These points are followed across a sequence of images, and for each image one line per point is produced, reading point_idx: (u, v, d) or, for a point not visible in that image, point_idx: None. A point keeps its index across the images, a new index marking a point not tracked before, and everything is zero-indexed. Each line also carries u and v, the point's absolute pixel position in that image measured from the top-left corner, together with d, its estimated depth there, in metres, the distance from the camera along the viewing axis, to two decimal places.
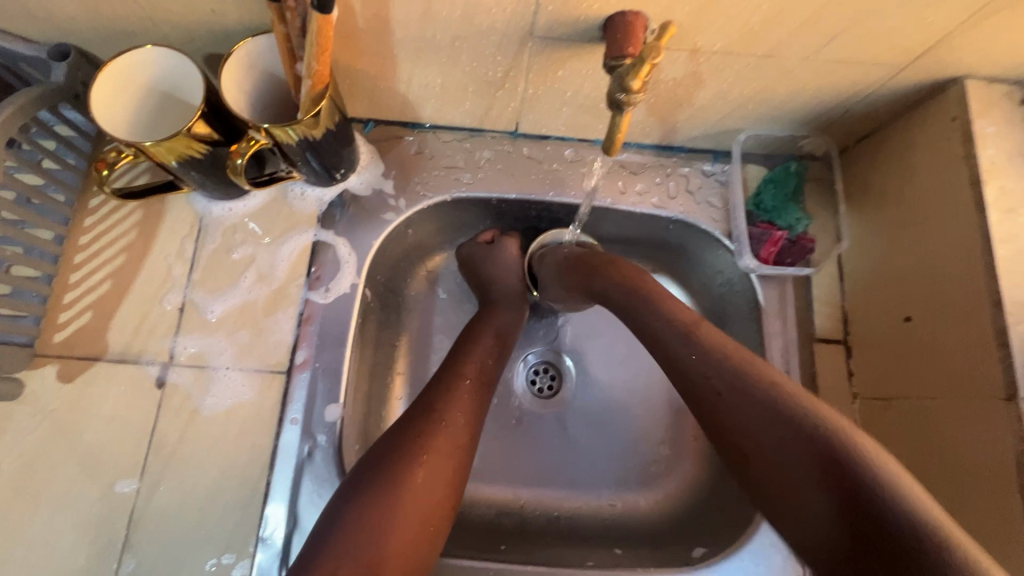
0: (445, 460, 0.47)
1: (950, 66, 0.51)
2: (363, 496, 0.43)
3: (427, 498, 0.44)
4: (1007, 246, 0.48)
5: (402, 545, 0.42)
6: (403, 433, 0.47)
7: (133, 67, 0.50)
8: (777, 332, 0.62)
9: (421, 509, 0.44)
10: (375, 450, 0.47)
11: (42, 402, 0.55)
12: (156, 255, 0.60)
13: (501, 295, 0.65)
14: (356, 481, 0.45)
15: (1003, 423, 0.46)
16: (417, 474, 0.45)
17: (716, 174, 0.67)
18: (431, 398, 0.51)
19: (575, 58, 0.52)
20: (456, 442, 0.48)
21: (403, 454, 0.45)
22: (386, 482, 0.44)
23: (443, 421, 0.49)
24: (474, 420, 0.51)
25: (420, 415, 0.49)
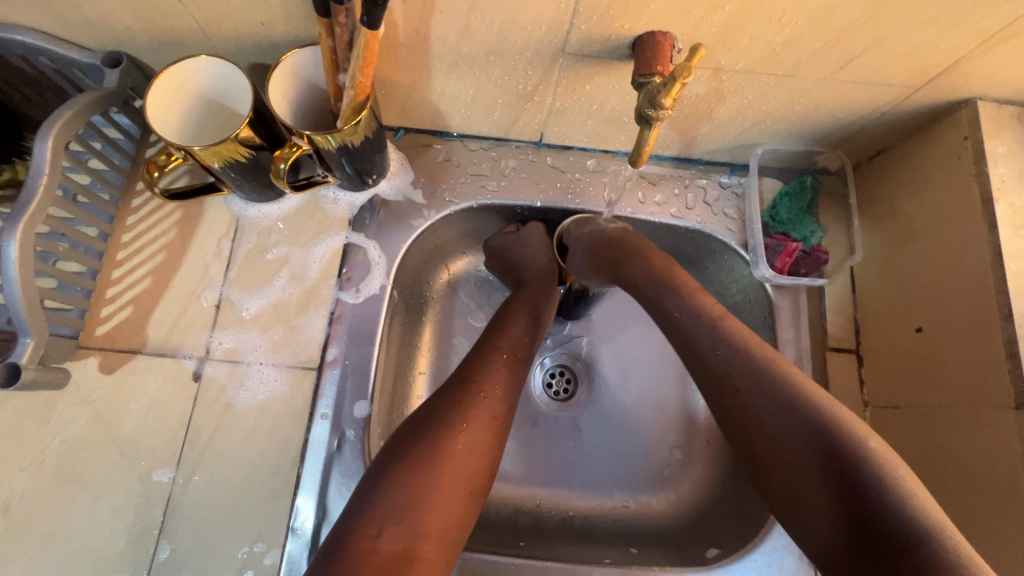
0: (484, 428, 0.50)
1: (963, 88, 0.53)
2: (408, 457, 0.46)
3: (467, 463, 0.47)
4: (1016, 260, 0.50)
5: (445, 506, 0.45)
6: (444, 401, 0.51)
7: (167, 90, 0.52)
8: (791, 340, 0.64)
9: (461, 473, 0.47)
10: (416, 416, 0.50)
11: (83, 392, 0.57)
12: (195, 253, 0.63)
13: (531, 275, 0.66)
14: (399, 443, 0.48)
15: (1011, 431, 0.48)
16: (458, 439, 0.48)
17: (732, 186, 0.69)
18: (470, 371, 0.54)
19: (603, 73, 0.54)
20: (492, 412, 0.51)
21: (445, 421, 0.49)
22: (430, 445, 0.47)
23: (481, 394, 0.51)
24: (510, 395, 0.54)
25: (458, 385, 0.52)
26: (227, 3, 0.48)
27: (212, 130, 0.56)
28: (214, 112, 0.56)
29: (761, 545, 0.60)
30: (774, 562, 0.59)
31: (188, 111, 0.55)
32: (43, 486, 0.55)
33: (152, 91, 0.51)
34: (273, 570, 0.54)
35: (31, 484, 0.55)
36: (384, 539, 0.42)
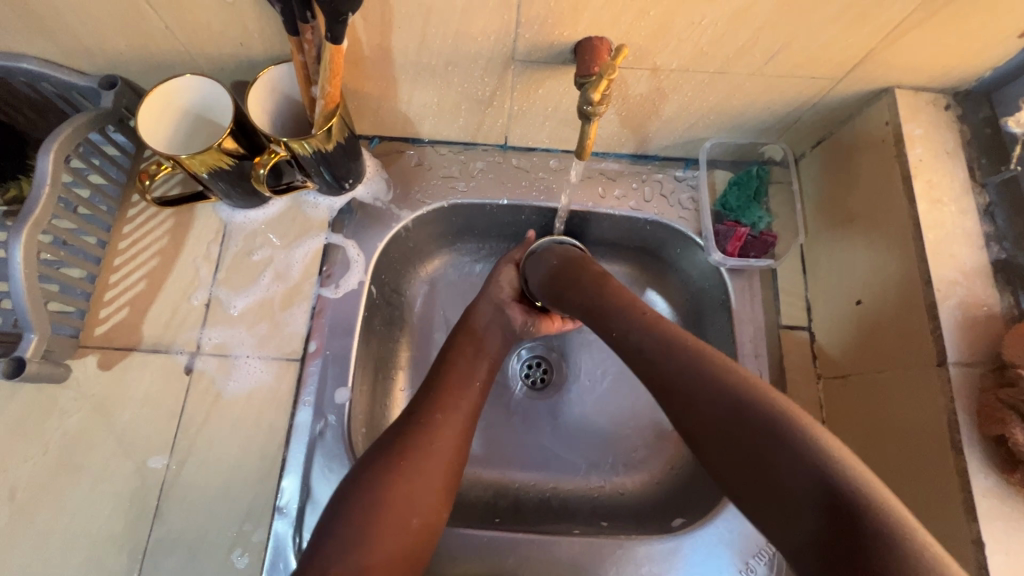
0: (438, 488, 0.52)
1: (881, 77, 0.58)
2: (363, 510, 0.49)
3: (415, 501, 0.51)
4: (935, 232, 0.54)
5: (387, 542, 0.48)
6: (408, 449, 0.53)
7: (150, 130, 0.58)
8: (745, 319, 0.68)
9: (410, 545, 0.50)
10: (377, 459, 0.52)
11: (83, 387, 0.62)
12: (186, 257, 0.68)
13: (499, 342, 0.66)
14: (360, 483, 0.51)
15: (935, 387, 0.51)
16: (413, 501, 0.51)
17: (687, 179, 0.74)
18: (428, 401, 0.57)
19: (552, 77, 0.60)
20: (450, 449, 0.55)
21: (396, 456, 0.52)
22: (385, 498, 0.50)
23: (437, 428, 0.55)
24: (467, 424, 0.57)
25: (418, 430, 0.54)
26: (209, 27, 0.54)
27: (197, 122, 0.61)
28: (190, 125, 0.61)
29: (721, 513, 0.63)
30: (734, 528, 0.63)
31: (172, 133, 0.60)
32: (46, 474, 0.59)
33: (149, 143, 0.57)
34: (261, 546, 0.58)
35: (35, 472, 0.59)
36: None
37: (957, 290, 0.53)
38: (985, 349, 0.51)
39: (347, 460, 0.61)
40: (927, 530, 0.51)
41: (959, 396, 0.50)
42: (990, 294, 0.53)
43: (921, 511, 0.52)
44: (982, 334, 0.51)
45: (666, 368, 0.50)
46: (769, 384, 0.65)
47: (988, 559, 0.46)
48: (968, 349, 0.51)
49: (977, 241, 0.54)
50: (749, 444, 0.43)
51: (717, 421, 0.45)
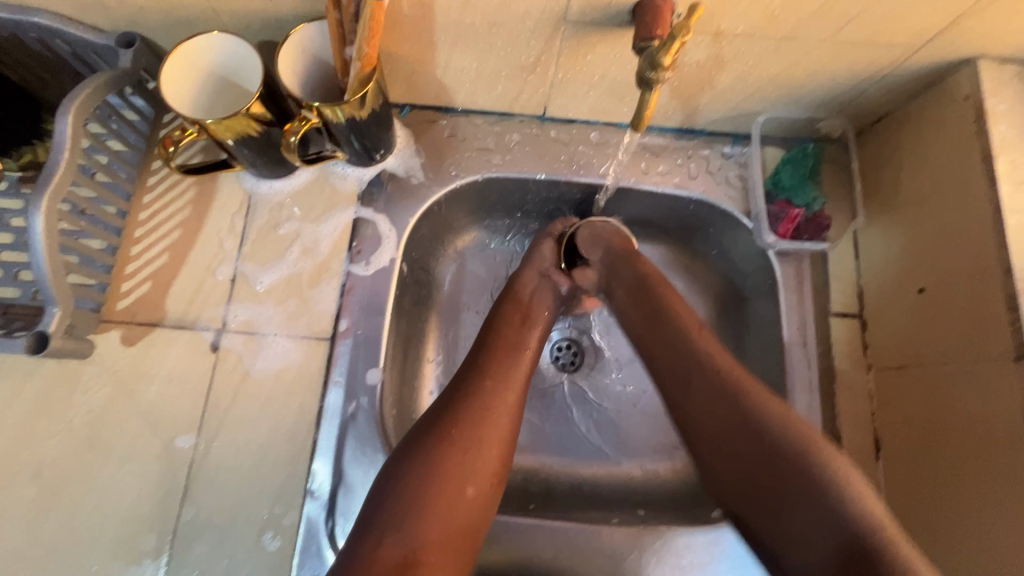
0: (492, 459, 0.50)
1: (964, 47, 0.53)
2: (419, 479, 0.46)
3: (468, 475, 0.48)
4: (1017, 217, 0.50)
5: (442, 519, 0.45)
6: (462, 416, 0.50)
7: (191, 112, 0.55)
8: (794, 305, 0.65)
9: (467, 518, 0.47)
10: (429, 426, 0.50)
11: (107, 363, 0.59)
12: (209, 229, 0.65)
13: (535, 308, 0.64)
14: (412, 449, 0.48)
15: (1012, 382, 0.48)
16: (468, 470, 0.48)
17: (735, 156, 0.70)
18: (476, 374, 0.54)
19: (605, 42, 0.55)
20: (503, 427, 0.51)
21: (445, 427, 0.49)
22: (442, 465, 0.47)
23: (484, 399, 0.52)
24: (519, 400, 0.54)
25: (466, 399, 0.52)
26: None
27: (198, 76, 0.55)
28: (199, 86, 0.56)
29: None
30: None
31: (196, 102, 0.56)
32: (71, 451, 0.57)
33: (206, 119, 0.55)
34: (293, 530, 0.56)
35: (60, 449, 0.57)
36: (384, 548, 0.43)
37: None
38: None
39: (380, 443, 0.59)
40: (992, 530, 0.49)
41: None
42: None
43: (987, 512, 0.50)
44: None
45: (697, 395, 0.53)
46: (818, 374, 0.63)
47: None
48: None
49: None
50: (768, 463, 0.47)
51: (723, 432, 0.50)
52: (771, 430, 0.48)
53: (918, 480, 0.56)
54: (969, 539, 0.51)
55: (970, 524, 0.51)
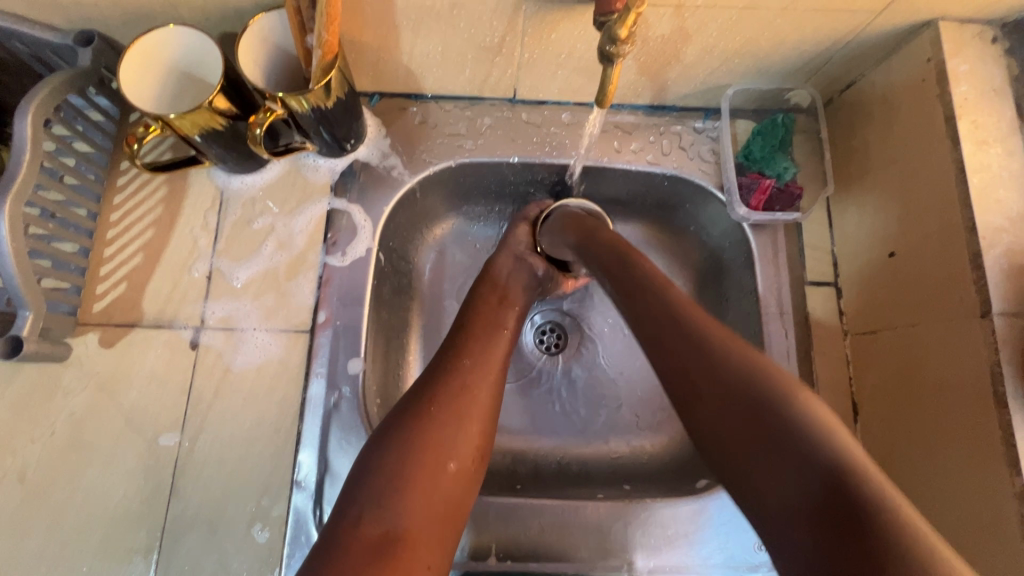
0: (473, 438, 0.50)
1: (925, 9, 0.53)
2: (399, 455, 0.46)
3: (448, 449, 0.48)
4: (980, 175, 0.51)
5: (422, 496, 0.45)
6: (441, 394, 0.51)
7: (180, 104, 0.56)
8: (770, 276, 0.66)
9: (451, 496, 0.47)
10: (408, 406, 0.50)
11: (86, 366, 0.59)
12: (183, 227, 0.64)
13: (512, 290, 0.65)
14: (390, 428, 0.48)
15: (978, 337, 0.49)
16: (450, 445, 0.48)
17: (707, 130, 0.70)
18: (453, 354, 0.55)
19: (567, 19, 0.55)
20: (484, 402, 0.52)
21: (422, 405, 0.50)
22: (423, 442, 0.47)
23: (460, 376, 0.53)
24: (499, 379, 0.55)
25: (445, 376, 0.52)
26: None
27: (140, 90, 0.54)
28: (153, 93, 0.55)
29: None
30: None
31: (170, 98, 0.56)
32: (55, 455, 0.57)
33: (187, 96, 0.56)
34: (281, 521, 0.57)
35: (43, 454, 0.57)
36: (364, 525, 0.42)
37: (1003, 238, 0.49)
38: None
39: (364, 430, 0.59)
40: (965, 484, 0.50)
41: (1003, 347, 0.47)
42: None
43: (958, 464, 0.50)
44: None
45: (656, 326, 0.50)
46: (795, 342, 0.64)
47: None
48: (1014, 298, 0.48)
49: None
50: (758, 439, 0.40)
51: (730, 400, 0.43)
52: (741, 369, 0.43)
53: (896, 443, 0.57)
54: (946, 495, 0.52)
55: (945, 479, 0.52)
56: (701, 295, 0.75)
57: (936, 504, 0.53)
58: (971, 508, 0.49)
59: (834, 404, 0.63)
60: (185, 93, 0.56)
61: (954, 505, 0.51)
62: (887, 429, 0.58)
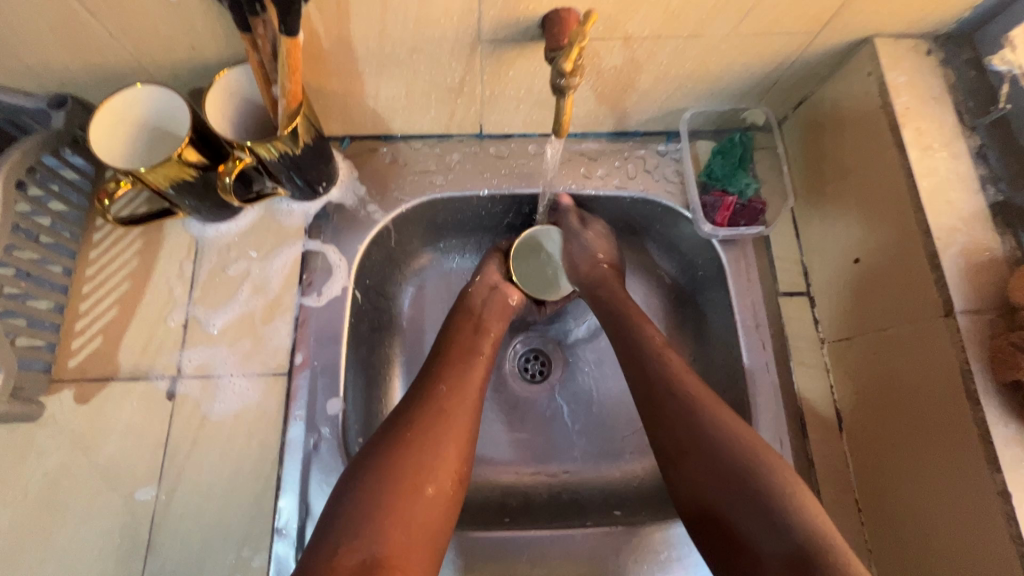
0: (450, 462, 0.50)
1: (859, 28, 0.56)
2: (376, 483, 0.46)
3: (427, 472, 0.48)
4: (928, 179, 0.53)
5: (401, 522, 0.45)
6: (418, 419, 0.51)
7: (139, 150, 0.57)
8: (743, 290, 0.67)
9: (430, 523, 0.47)
10: (385, 433, 0.50)
11: (60, 423, 0.59)
12: (158, 278, 0.65)
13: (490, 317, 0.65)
14: (369, 456, 0.48)
15: (944, 337, 0.49)
16: (428, 470, 0.48)
17: (670, 152, 0.72)
18: (430, 379, 0.55)
19: (522, 57, 0.57)
20: (464, 425, 0.52)
21: (400, 432, 0.50)
22: (400, 469, 0.47)
23: (437, 401, 0.53)
24: (477, 402, 0.55)
25: (422, 402, 0.53)
26: (155, 30, 0.51)
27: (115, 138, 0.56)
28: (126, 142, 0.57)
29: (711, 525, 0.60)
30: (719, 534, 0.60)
31: (133, 144, 0.57)
32: (28, 518, 0.56)
33: (150, 151, 0.57)
34: (263, 571, 0.55)
35: (16, 518, 0.56)
36: (346, 555, 0.43)
37: (957, 237, 0.51)
38: (994, 294, 0.49)
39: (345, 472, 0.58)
40: (950, 482, 0.49)
41: (969, 344, 0.48)
42: (991, 238, 0.51)
43: (934, 457, 0.51)
44: (988, 279, 0.49)
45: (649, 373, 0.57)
46: (773, 354, 0.65)
47: (1015, 510, 0.44)
48: (975, 296, 0.49)
49: (972, 185, 0.52)
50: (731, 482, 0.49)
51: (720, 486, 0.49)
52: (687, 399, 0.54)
53: (880, 447, 0.57)
54: (925, 489, 0.52)
55: (920, 471, 0.52)
56: (680, 312, 0.76)
57: (916, 501, 0.53)
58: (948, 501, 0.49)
59: (818, 413, 0.63)
60: (148, 147, 0.57)
61: (935, 503, 0.51)
62: (871, 434, 0.58)
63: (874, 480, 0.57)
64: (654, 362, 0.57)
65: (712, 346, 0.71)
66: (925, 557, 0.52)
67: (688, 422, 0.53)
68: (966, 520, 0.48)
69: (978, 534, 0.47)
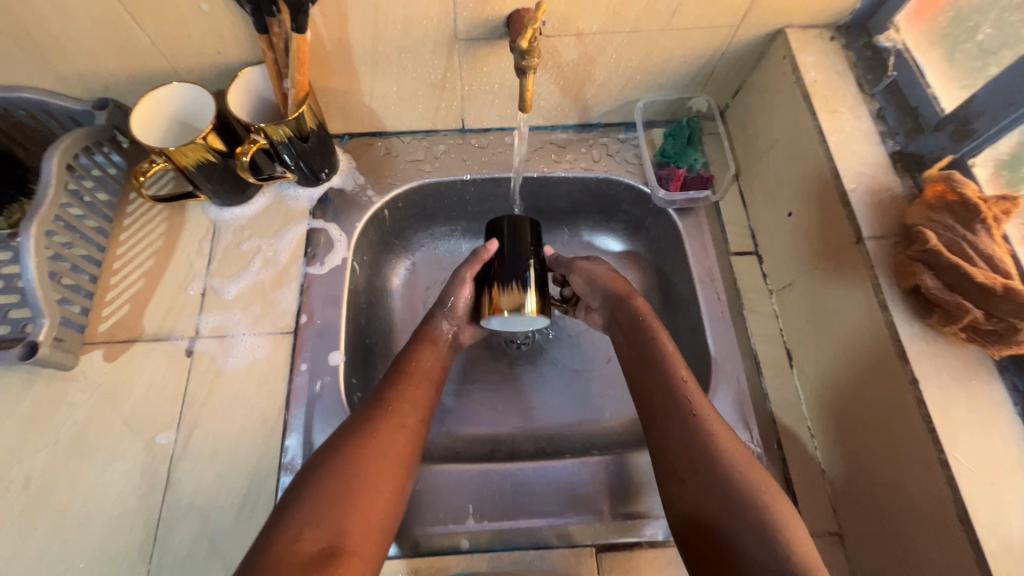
0: (393, 460, 0.55)
1: (770, 20, 0.68)
2: (334, 481, 0.51)
3: (379, 472, 0.53)
4: (837, 136, 0.62)
5: (357, 517, 0.49)
6: (377, 426, 0.56)
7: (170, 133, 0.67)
8: (698, 250, 0.76)
9: (375, 515, 0.51)
10: (341, 438, 0.55)
11: (90, 379, 0.65)
12: (180, 254, 0.73)
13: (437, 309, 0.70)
14: (330, 454, 0.53)
15: (858, 261, 0.57)
16: (381, 470, 0.53)
17: (629, 139, 0.83)
18: (382, 391, 0.61)
19: (493, 53, 0.68)
20: (409, 434, 0.57)
21: (358, 435, 0.55)
22: (352, 466, 0.52)
23: (395, 408, 0.59)
24: (425, 413, 0.61)
25: (376, 409, 0.58)
26: (188, 37, 0.63)
27: (153, 121, 0.66)
28: (160, 125, 0.67)
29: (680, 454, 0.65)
30: None
31: (165, 127, 0.67)
32: (59, 462, 0.62)
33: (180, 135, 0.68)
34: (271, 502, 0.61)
35: (49, 461, 0.62)
36: (304, 541, 0.46)
37: (863, 180, 0.60)
38: (895, 222, 0.57)
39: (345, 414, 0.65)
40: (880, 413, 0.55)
41: (877, 263, 0.56)
42: (892, 180, 0.60)
43: (870, 403, 0.57)
44: (890, 210, 0.58)
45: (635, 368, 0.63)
46: (727, 303, 0.73)
47: (924, 394, 0.50)
48: (879, 224, 0.57)
49: (874, 139, 0.62)
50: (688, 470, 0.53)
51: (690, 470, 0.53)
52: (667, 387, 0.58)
53: (825, 373, 0.63)
54: (875, 449, 0.56)
55: (864, 420, 0.58)
56: (648, 280, 0.84)
57: (864, 443, 0.58)
58: (890, 446, 0.54)
59: (770, 352, 0.70)
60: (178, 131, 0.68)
61: (874, 433, 0.56)
62: (815, 363, 0.65)
63: (842, 451, 0.61)
64: (661, 365, 0.60)
65: (676, 306, 0.79)
66: (874, 513, 0.56)
67: (703, 450, 0.53)
68: (905, 485, 0.52)
69: (908, 487, 0.52)
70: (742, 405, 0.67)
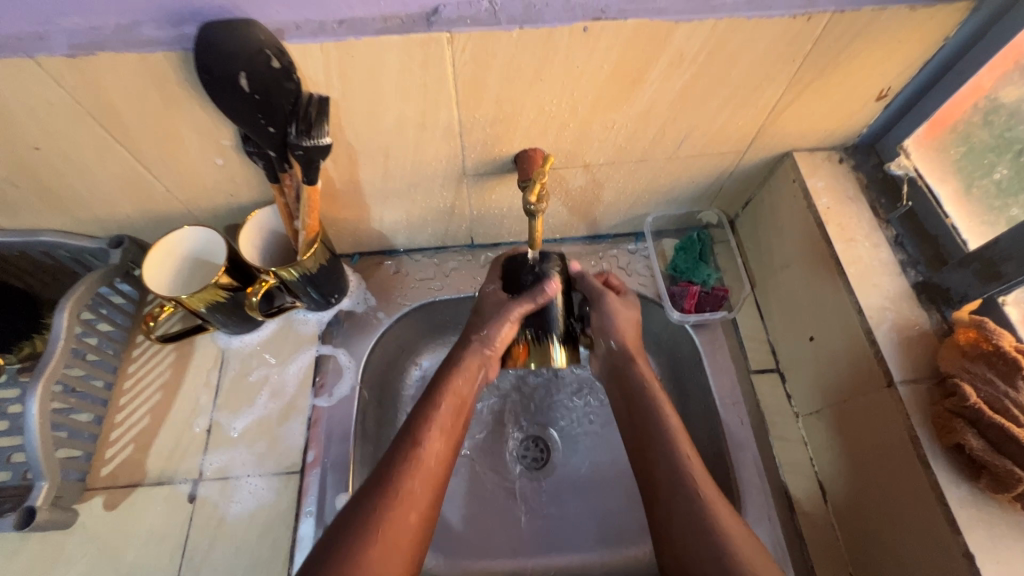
0: (413, 523, 0.51)
1: (777, 146, 0.68)
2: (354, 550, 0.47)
3: (402, 534, 0.50)
4: (856, 266, 0.61)
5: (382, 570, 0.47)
6: (398, 471, 0.53)
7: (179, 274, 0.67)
8: (718, 370, 0.73)
9: None
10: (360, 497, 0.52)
11: (89, 531, 0.63)
12: (187, 388, 0.72)
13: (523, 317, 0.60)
14: (346, 522, 0.49)
15: (890, 406, 0.54)
16: (399, 526, 0.50)
17: (639, 251, 0.82)
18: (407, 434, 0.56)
19: (501, 184, 0.69)
20: (429, 482, 0.54)
21: (379, 493, 0.51)
22: (374, 537, 0.48)
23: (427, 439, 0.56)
24: (447, 464, 0.56)
25: (400, 456, 0.54)
26: (203, 184, 0.64)
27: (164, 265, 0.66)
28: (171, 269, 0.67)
29: None
30: None
31: (174, 269, 0.67)
32: None
33: (190, 275, 0.68)
34: None
35: None
36: None
37: (888, 315, 0.58)
38: (926, 364, 0.55)
39: None
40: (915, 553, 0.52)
41: (912, 411, 0.53)
42: (918, 314, 0.58)
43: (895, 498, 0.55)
44: (920, 350, 0.56)
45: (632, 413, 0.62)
46: (751, 430, 0.69)
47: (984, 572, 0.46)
48: (910, 365, 0.55)
49: (894, 269, 0.61)
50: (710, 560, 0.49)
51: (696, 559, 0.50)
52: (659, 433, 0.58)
53: (862, 518, 0.59)
54: (895, 529, 0.55)
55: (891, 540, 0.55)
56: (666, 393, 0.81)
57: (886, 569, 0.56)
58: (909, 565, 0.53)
59: (801, 486, 0.66)
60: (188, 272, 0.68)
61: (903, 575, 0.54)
62: (851, 505, 0.61)
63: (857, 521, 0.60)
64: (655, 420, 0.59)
65: (696, 426, 0.75)
66: None
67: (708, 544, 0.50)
68: (928, 532, 0.51)
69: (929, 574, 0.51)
70: (775, 549, 0.62)
